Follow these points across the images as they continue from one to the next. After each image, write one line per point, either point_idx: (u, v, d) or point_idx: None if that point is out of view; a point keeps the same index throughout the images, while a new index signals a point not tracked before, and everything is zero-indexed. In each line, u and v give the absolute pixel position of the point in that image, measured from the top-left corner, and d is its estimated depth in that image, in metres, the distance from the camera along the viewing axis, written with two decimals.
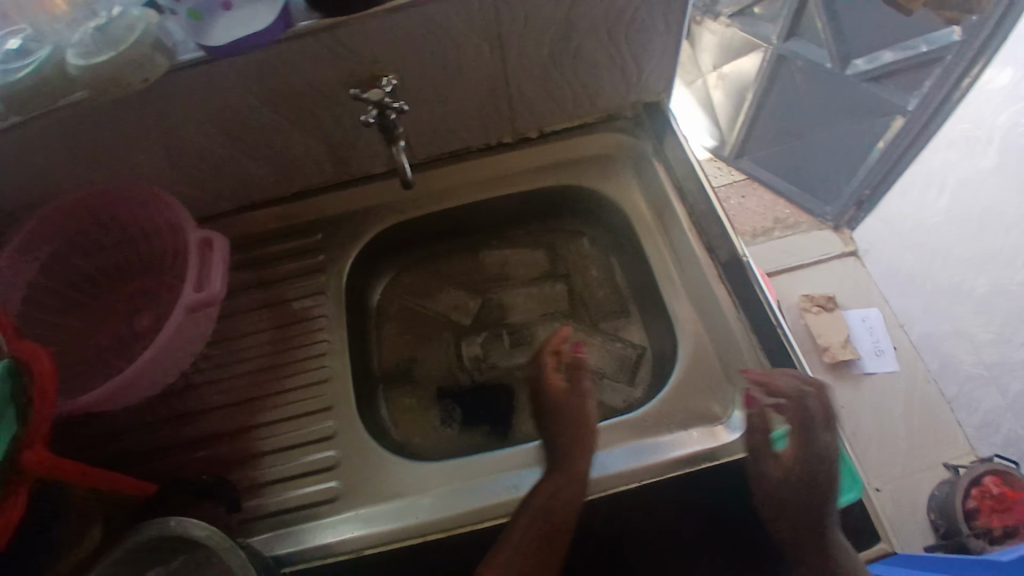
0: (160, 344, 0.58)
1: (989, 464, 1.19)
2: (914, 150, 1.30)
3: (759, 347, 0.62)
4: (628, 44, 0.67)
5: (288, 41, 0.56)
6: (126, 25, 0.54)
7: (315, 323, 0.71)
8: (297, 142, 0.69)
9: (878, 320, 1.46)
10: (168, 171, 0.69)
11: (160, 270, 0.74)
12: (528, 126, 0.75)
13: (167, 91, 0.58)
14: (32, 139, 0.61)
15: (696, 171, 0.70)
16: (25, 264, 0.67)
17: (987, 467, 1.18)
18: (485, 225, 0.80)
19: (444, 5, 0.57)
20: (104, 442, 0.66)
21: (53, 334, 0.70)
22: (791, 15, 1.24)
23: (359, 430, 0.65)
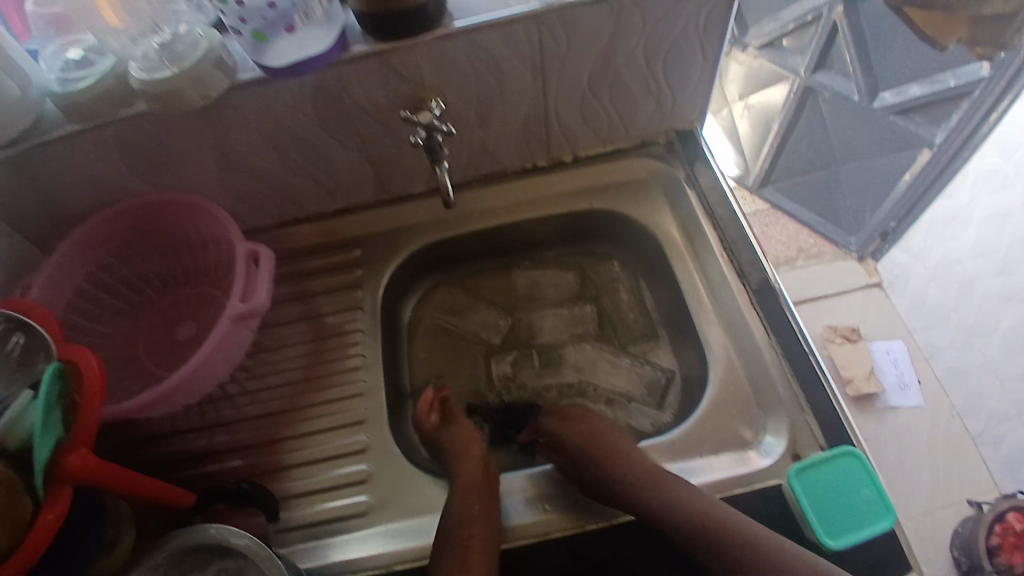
0: (205, 352, 0.60)
1: (1012, 499, 1.16)
2: (940, 183, 1.30)
3: (790, 372, 0.62)
4: (665, 74, 0.69)
5: (344, 63, 0.59)
6: (189, 43, 0.58)
7: (351, 337, 0.72)
8: (342, 160, 0.71)
9: (902, 352, 1.44)
10: (216, 185, 0.72)
11: (202, 280, 0.77)
12: (563, 151, 0.77)
13: (224, 108, 0.61)
14: (90, 149, 0.64)
15: (729, 200, 0.72)
16: (76, 268, 0.70)
17: (1011, 503, 1.16)
18: (517, 245, 0.81)
19: (491, 33, 0.60)
20: (142, 446, 0.68)
21: (97, 338, 0.72)
22: (820, 47, 1.25)
23: (390, 445, 0.66)
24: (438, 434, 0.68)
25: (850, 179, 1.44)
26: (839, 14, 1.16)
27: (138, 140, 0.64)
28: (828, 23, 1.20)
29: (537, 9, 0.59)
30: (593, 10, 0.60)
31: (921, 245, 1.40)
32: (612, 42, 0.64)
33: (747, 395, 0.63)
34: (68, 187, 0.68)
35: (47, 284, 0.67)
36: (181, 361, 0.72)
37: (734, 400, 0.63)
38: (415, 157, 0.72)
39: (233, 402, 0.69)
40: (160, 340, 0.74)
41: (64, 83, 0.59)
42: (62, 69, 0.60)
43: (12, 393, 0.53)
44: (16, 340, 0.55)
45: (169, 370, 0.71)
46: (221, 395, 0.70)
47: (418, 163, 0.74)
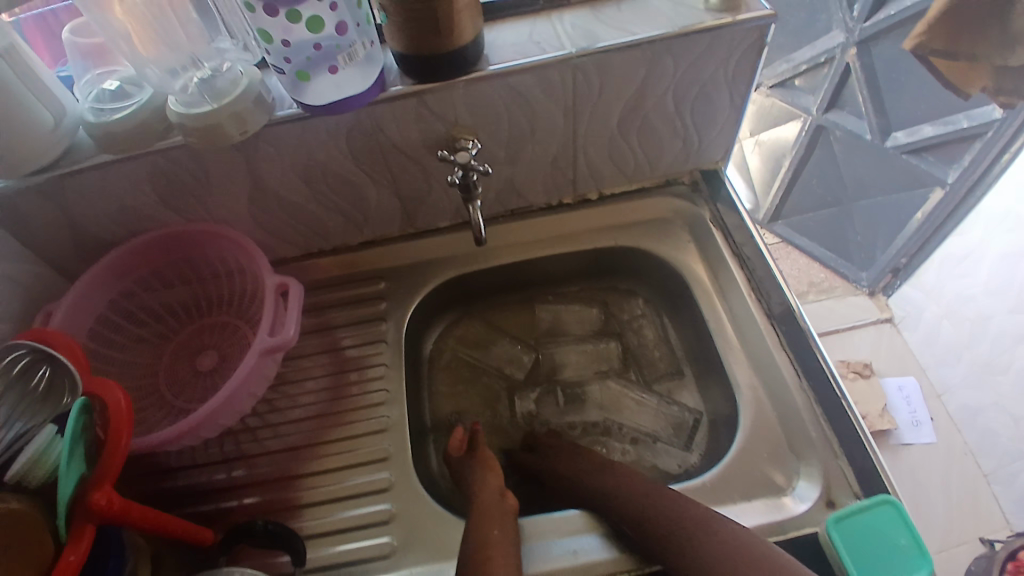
0: (233, 386, 0.59)
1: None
2: (952, 222, 1.31)
3: (823, 418, 0.61)
4: (693, 118, 0.70)
5: (382, 102, 0.60)
6: (231, 80, 0.59)
7: (374, 371, 0.72)
8: (371, 194, 0.72)
9: (915, 389, 1.42)
10: (244, 216, 0.72)
11: (224, 310, 0.76)
12: (588, 188, 0.77)
13: (259, 142, 0.62)
14: (121, 179, 0.64)
15: (756, 241, 0.72)
16: (99, 296, 0.70)
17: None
18: (541, 281, 0.82)
19: (527, 77, 0.61)
20: (160, 480, 0.67)
21: (116, 367, 0.70)
22: (833, 88, 1.28)
23: (414, 483, 0.64)
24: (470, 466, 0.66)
25: (861, 217, 1.47)
26: (852, 55, 1.20)
27: (170, 172, 0.64)
28: (841, 64, 1.23)
29: (573, 55, 0.60)
30: (627, 55, 0.61)
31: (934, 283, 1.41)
32: (644, 86, 0.65)
33: (778, 438, 0.63)
34: (96, 215, 0.68)
35: (69, 312, 0.66)
36: (201, 392, 0.71)
37: (764, 444, 0.63)
38: (443, 192, 0.73)
39: (255, 435, 0.68)
40: (179, 371, 0.73)
41: (97, 113, 0.60)
42: (96, 99, 0.60)
43: (33, 426, 0.51)
44: (42, 372, 0.53)
45: (188, 402, 0.70)
46: (243, 428, 0.69)
47: (446, 198, 0.74)
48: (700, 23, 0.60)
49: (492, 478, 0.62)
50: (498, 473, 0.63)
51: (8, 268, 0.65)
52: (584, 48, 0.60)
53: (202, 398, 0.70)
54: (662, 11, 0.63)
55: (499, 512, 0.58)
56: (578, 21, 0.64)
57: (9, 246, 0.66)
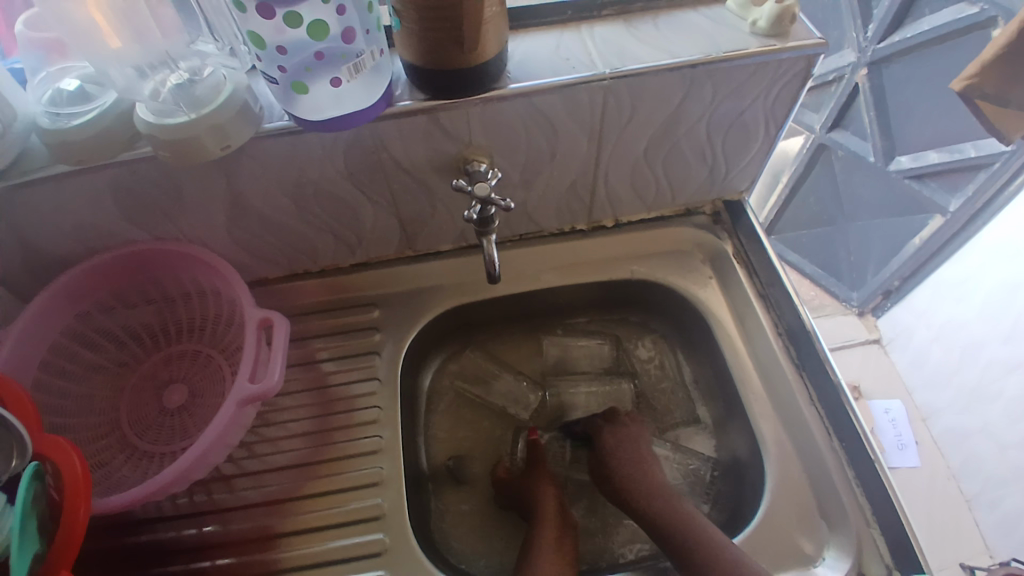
0: (207, 441, 0.51)
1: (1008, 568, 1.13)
2: (948, 250, 1.31)
3: (855, 482, 0.57)
4: (724, 146, 0.65)
5: (388, 118, 0.53)
6: (211, 86, 0.51)
7: (365, 414, 0.65)
8: (369, 216, 0.65)
9: (901, 413, 1.47)
10: (222, 236, 0.64)
11: (195, 338, 0.68)
12: (603, 216, 0.72)
13: (246, 157, 0.54)
14: (79, 193, 0.55)
15: (784, 282, 0.67)
16: (50, 323, 0.60)
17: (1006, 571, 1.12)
18: (548, 312, 0.77)
19: (553, 96, 0.55)
20: (123, 534, 0.60)
21: (71, 403, 0.62)
22: (838, 107, 1.28)
23: (412, 546, 0.58)
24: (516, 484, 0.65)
25: (856, 238, 1.49)
26: (861, 75, 1.19)
27: (139, 186, 0.56)
28: (849, 83, 1.23)
29: (604, 75, 0.54)
30: (665, 78, 0.55)
31: (924, 306, 1.42)
32: (677, 111, 0.59)
33: (807, 501, 0.59)
34: (50, 230, 0.59)
35: (15, 344, 0.57)
36: (167, 432, 0.63)
37: (792, 507, 0.58)
38: (448, 215, 0.67)
39: (230, 485, 0.62)
40: (144, 406, 0.65)
41: (53, 118, 0.51)
42: (51, 102, 0.52)
43: None
44: None
45: (153, 445, 0.62)
46: (217, 476, 0.62)
47: (451, 222, 0.68)
48: (745, 48, 0.55)
49: (549, 489, 0.63)
50: (553, 483, 0.64)
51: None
52: (617, 69, 0.54)
53: (168, 440, 0.62)
54: (702, 30, 0.57)
55: (558, 528, 0.60)
56: (609, 37, 0.58)
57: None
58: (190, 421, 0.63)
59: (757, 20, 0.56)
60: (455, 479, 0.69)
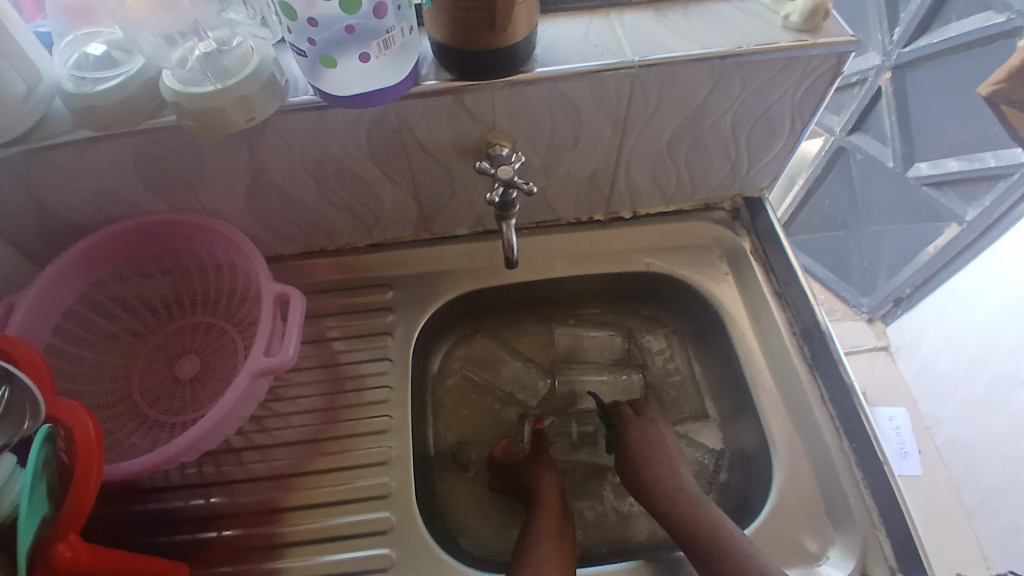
0: (222, 411, 0.51)
1: None
2: (962, 259, 1.30)
3: (863, 484, 0.58)
4: (748, 141, 0.64)
5: (413, 98, 0.53)
6: (239, 58, 0.50)
7: (375, 394, 0.65)
8: (388, 196, 0.64)
9: (906, 421, 1.47)
10: (241, 210, 0.64)
11: (208, 310, 0.68)
12: (622, 207, 0.71)
13: (270, 131, 0.54)
14: (100, 159, 0.55)
15: (800, 281, 0.67)
16: (65, 289, 0.60)
17: None
18: (561, 302, 0.77)
19: (580, 83, 0.54)
20: (129, 502, 0.60)
21: (83, 369, 0.62)
22: (861, 109, 1.26)
23: (418, 526, 0.59)
24: (522, 466, 0.65)
25: (869, 244, 1.48)
26: (885, 79, 1.18)
27: (159, 155, 0.55)
28: (873, 86, 1.21)
29: (633, 63, 0.53)
30: (694, 69, 0.54)
31: (934, 315, 1.42)
32: (703, 104, 0.58)
33: (815, 501, 0.59)
34: (68, 196, 0.59)
35: (31, 310, 0.57)
36: (178, 403, 0.63)
37: (800, 507, 0.58)
38: (467, 199, 0.67)
39: (239, 458, 0.62)
40: (155, 376, 0.65)
41: (78, 82, 0.52)
42: (77, 66, 0.52)
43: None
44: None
45: (163, 414, 0.62)
46: (226, 448, 0.62)
47: (469, 206, 0.68)
48: (776, 41, 0.54)
49: (553, 476, 0.64)
50: (557, 470, 0.65)
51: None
52: (646, 57, 0.53)
53: (178, 411, 0.63)
54: (733, 22, 0.57)
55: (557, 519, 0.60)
56: (639, 25, 0.57)
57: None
58: (202, 392, 0.63)
59: (790, 14, 0.55)
60: (460, 465, 0.69)
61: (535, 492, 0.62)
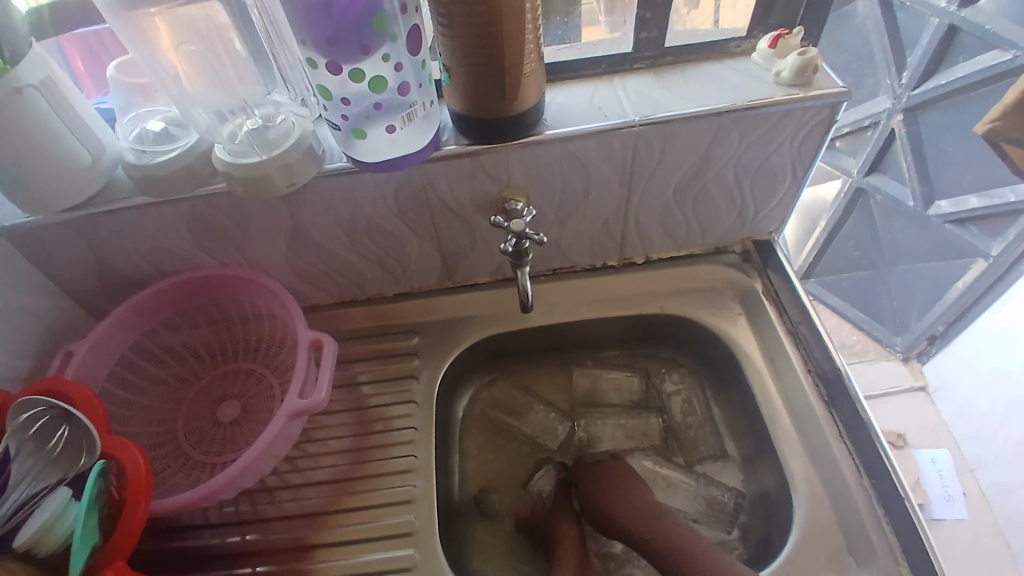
0: (260, 448, 0.55)
1: None
2: (990, 297, 1.29)
3: (885, 522, 0.58)
4: (752, 189, 0.68)
5: (436, 161, 0.58)
6: (282, 130, 0.57)
7: (400, 434, 0.69)
8: (413, 248, 0.70)
9: (948, 464, 1.42)
10: (280, 265, 0.70)
11: (247, 357, 0.73)
12: (635, 253, 0.75)
13: (306, 193, 0.60)
14: (156, 220, 0.62)
15: (813, 321, 0.68)
16: (121, 337, 0.67)
17: None
18: (580, 345, 0.79)
19: (587, 142, 0.59)
20: (171, 538, 0.64)
21: (132, 412, 0.68)
22: (876, 151, 1.29)
23: (440, 564, 0.61)
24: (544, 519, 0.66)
25: (897, 283, 1.47)
26: (897, 121, 1.20)
27: (209, 216, 0.62)
28: (886, 128, 1.23)
29: (635, 122, 0.58)
30: (693, 125, 0.59)
31: (970, 353, 1.39)
32: (705, 156, 0.63)
33: (837, 539, 0.59)
34: (126, 253, 0.66)
35: (88, 356, 0.63)
36: (219, 444, 0.67)
37: (822, 546, 0.58)
38: (486, 249, 0.71)
39: (273, 496, 0.66)
40: (198, 419, 0.70)
41: (139, 154, 0.58)
42: (138, 139, 0.59)
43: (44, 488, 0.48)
44: (60, 433, 0.51)
45: (205, 455, 0.67)
46: (261, 487, 0.66)
47: (489, 255, 0.72)
48: (769, 96, 0.58)
49: (567, 527, 0.65)
50: (569, 518, 0.66)
51: (21, 300, 0.63)
52: (647, 117, 0.58)
53: (220, 451, 0.67)
54: (729, 82, 0.61)
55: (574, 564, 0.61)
56: (641, 88, 0.62)
57: (30, 277, 0.64)
58: (241, 434, 0.68)
59: (782, 71, 0.59)
60: (482, 512, 0.70)
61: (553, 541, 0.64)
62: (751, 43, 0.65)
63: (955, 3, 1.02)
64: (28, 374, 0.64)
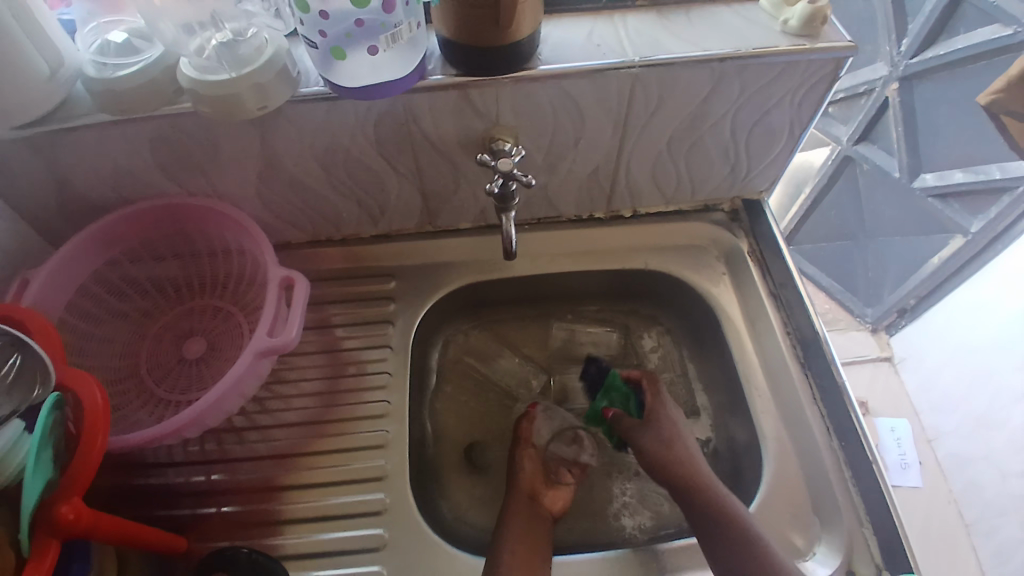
0: (227, 384, 0.53)
1: None
2: (962, 274, 1.32)
3: (850, 482, 0.59)
4: (748, 145, 0.66)
5: (420, 91, 0.54)
6: (255, 46, 0.52)
7: (372, 379, 0.67)
8: (394, 187, 0.66)
9: (907, 433, 1.47)
10: (251, 198, 0.66)
11: (214, 293, 0.70)
12: (622, 205, 0.73)
13: (281, 119, 0.56)
14: (118, 141, 0.57)
15: (798, 284, 0.68)
16: (80, 266, 0.63)
17: None
18: (559, 297, 0.78)
19: (582, 82, 0.56)
20: (132, 476, 0.62)
21: (93, 345, 0.65)
22: (868, 120, 1.27)
23: (412, 510, 0.60)
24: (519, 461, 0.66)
25: (875, 254, 1.48)
26: (892, 90, 1.19)
27: (175, 139, 0.58)
28: (880, 96, 1.22)
29: (634, 63, 0.55)
30: (694, 71, 0.56)
31: (939, 327, 1.42)
32: (702, 107, 0.60)
33: (804, 499, 0.59)
34: (85, 176, 0.61)
35: (46, 284, 0.59)
36: (184, 381, 0.65)
37: (787, 504, 0.59)
38: (471, 193, 0.68)
39: (240, 436, 0.64)
40: (163, 355, 0.67)
41: (100, 68, 0.53)
42: (99, 52, 0.54)
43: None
44: (13, 360, 0.48)
45: (170, 392, 0.64)
46: (228, 427, 0.65)
47: (473, 200, 0.70)
48: (776, 46, 0.56)
49: (529, 464, 0.66)
50: (533, 459, 0.66)
51: None
52: (647, 58, 0.55)
53: (185, 389, 0.65)
54: (734, 27, 0.58)
55: (527, 508, 0.62)
56: (643, 27, 0.59)
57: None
58: (207, 372, 0.65)
59: (789, 19, 0.56)
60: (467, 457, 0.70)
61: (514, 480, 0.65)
62: None
63: None
64: None
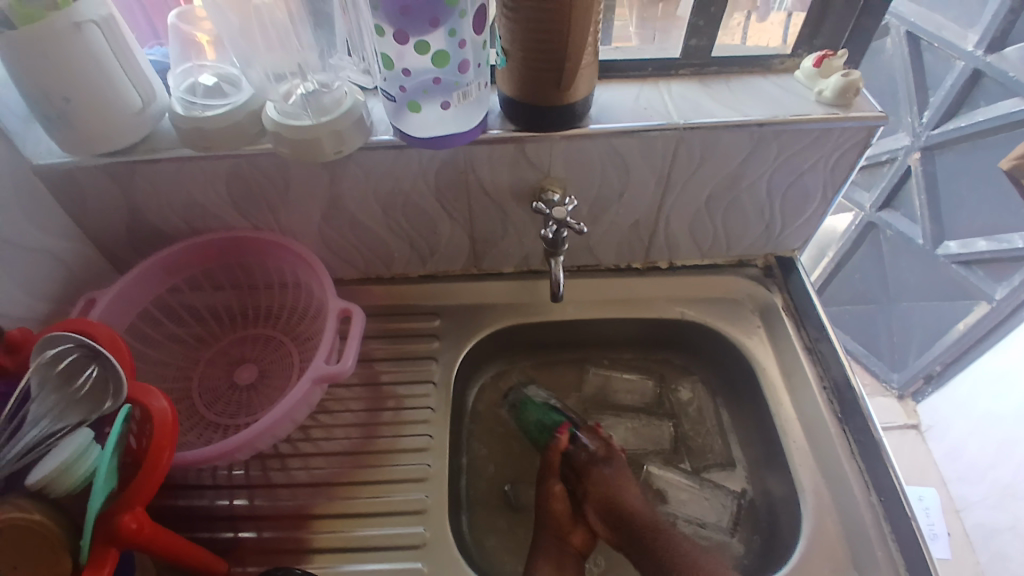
0: (284, 410, 0.55)
1: None
2: (987, 342, 1.32)
3: (891, 538, 0.59)
4: (782, 206, 0.69)
5: (481, 144, 0.59)
6: (336, 98, 0.57)
7: (412, 413, 0.69)
8: (445, 230, 0.70)
9: (934, 502, 1.44)
10: (311, 234, 0.71)
11: (266, 323, 0.73)
12: (659, 257, 0.76)
13: (350, 163, 0.61)
14: (195, 174, 0.62)
15: (832, 340, 0.70)
16: (145, 289, 0.67)
17: None
18: (595, 343, 0.80)
19: (631, 140, 0.60)
20: (173, 497, 0.63)
21: (148, 366, 0.68)
22: (889, 188, 1.33)
23: (450, 544, 0.61)
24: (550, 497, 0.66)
25: (899, 321, 1.48)
26: (914, 159, 1.24)
27: (248, 176, 0.62)
28: (903, 165, 1.27)
29: (679, 126, 0.59)
30: (736, 134, 0.60)
31: (963, 395, 1.42)
32: (740, 168, 0.64)
33: (842, 552, 0.59)
34: (160, 205, 0.66)
35: (112, 304, 0.63)
36: (234, 406, 0.67)
37: (827, 559, 0.59)
38: (517, 238, 0.72)
39: (283, 463, 0.66)
40: (214, 379, 0.70)
41: (188, 106, 0.59)
42: (188, 91, 0.59)
43: (60, 428, 0.47)
44: (89, 371, 0.50)
45: (218, 416, 0.66)
46: (274, 453, 0.67)
47: (518, 245, 0.73)
48: (810, 114, 0.60)
49: (558, 506, 0.65)
50: (562, 501, 0.65)
51: (51, 242, 0.63)
52: (690, 121, 0.60)
53: (233, 414, 0.67)
54: (771, 94, 0.63)
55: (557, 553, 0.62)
56: (686, 93, 0.64)
57: (56, 220, 0.63)
58: (257, 398, 0.68)
59: (824, 90, 0.61)
60: (506, 500, 0.71)
61: (546, 511, 0.65)
62: (794, 61, 0.67)
63: (980, 50, 1.07)
64: (47, 318, 0.63)
